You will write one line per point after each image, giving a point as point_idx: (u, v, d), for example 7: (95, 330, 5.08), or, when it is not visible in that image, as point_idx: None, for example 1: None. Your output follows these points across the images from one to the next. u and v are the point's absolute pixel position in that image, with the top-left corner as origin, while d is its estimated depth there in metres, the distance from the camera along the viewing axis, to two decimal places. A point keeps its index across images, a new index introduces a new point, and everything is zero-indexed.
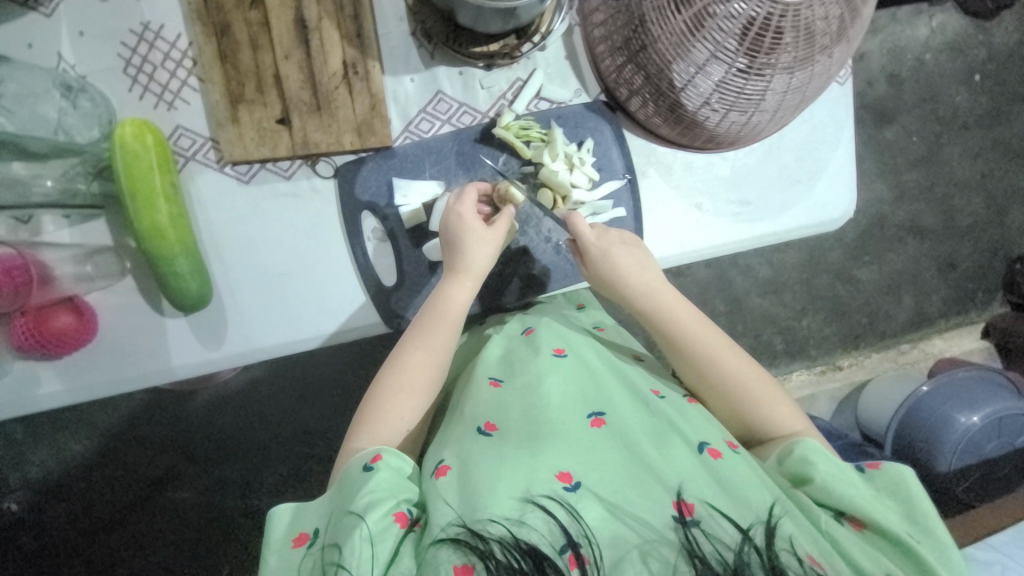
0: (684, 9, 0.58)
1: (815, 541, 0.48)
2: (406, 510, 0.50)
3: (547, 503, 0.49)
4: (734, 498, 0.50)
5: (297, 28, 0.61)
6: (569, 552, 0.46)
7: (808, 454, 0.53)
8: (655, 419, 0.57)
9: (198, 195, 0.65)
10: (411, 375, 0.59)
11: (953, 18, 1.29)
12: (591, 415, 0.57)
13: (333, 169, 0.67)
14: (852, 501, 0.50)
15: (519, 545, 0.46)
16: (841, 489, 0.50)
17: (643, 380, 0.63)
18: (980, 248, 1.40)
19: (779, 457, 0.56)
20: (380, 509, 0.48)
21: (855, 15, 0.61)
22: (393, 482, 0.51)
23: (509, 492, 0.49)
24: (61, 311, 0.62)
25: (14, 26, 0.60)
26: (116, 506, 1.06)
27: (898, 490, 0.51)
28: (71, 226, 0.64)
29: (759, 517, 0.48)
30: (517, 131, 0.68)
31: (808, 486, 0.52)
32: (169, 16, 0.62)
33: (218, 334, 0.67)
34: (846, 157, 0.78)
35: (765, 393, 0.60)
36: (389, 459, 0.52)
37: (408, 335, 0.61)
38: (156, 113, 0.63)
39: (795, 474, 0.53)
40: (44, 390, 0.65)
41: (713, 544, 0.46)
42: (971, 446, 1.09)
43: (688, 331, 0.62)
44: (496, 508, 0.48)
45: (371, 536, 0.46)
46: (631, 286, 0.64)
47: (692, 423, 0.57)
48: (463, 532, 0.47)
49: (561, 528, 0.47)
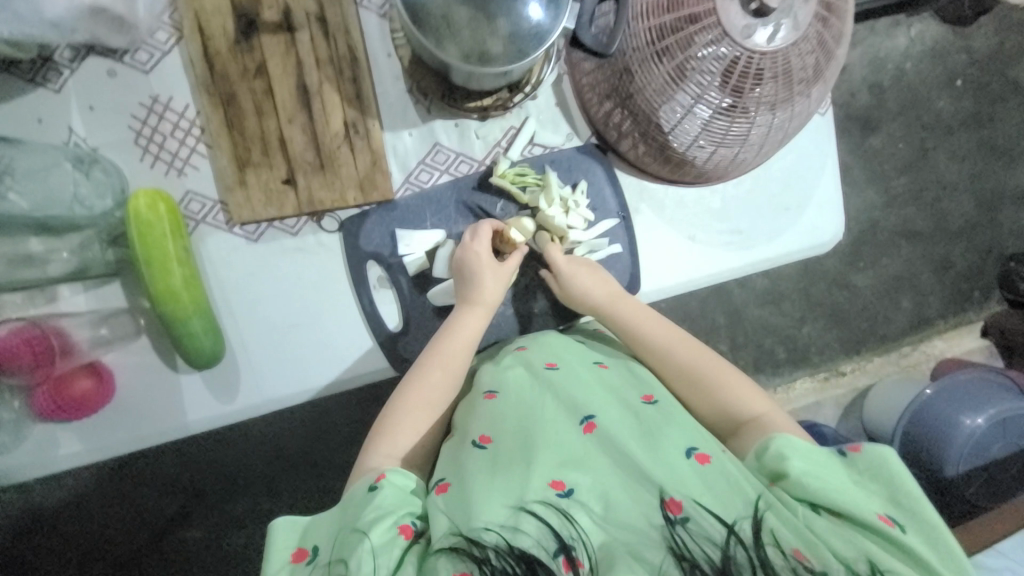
0: (666, 60, 0.61)
1: (797, 533, 0.47)
2: (411, 522, 0.51)
3: (540, 509, 0.49)
4: (722, 496, 0.50)
5: (299, 94, 0.65)
6: (563, 555, 0.47)
7: (783, 449, 0.52)
8: (644, 420, 0.57)
9: (208, 255, 0.67)
10: (421, 400, 0.61)
11: (931, 26, 1.33)
12: (583, 419, 0.57)
13: (338, 224, 0.70)
14: (831, 492, 0.50)
15: (513, 551, 0.47)
16: (817, 482, 0.50)
17: (633, 387, 0.62)
18: (973, 248, 1.42)
19: (756, 452, 0.55)
20: (385, 522, 0.50)
21: (829, 55, 0.64)
22: (396, 498, 0.52)
23: (502, 500, 0.50)
24: (80, 376, 0.64)
25: (26, 103, 0.63)
26: (125, 548, 1.06)
27: (881, 473, 0.51)
28: (87, 291, 0.65)
29: (746, 512, 0.48)
30: (513, 177, 0.71)
31: (784, 482, 0.51)
32: (176, 87, 0.65)
33: (231, 387, 0.69)
34: (832, 182, 0.80)
35: (731, 381, 0.63)
36: (393, 478, 0.54)
37: (418, 367, 0.63)
38: (166, 180, 0.66)
39: (773, 470, 0.53)
40: (64, 451, 0.66)
41: (698, 540, 0.47)
42: (977, 448, 1.11)
43: (648, 331, 0.67)
44: (490, 517, 0.49)
45: (375, 549, 0.48)
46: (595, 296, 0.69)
47: (683, 425, 0.56)
48: (461, 541, 0.47)
49: (553, 532, 0.48)
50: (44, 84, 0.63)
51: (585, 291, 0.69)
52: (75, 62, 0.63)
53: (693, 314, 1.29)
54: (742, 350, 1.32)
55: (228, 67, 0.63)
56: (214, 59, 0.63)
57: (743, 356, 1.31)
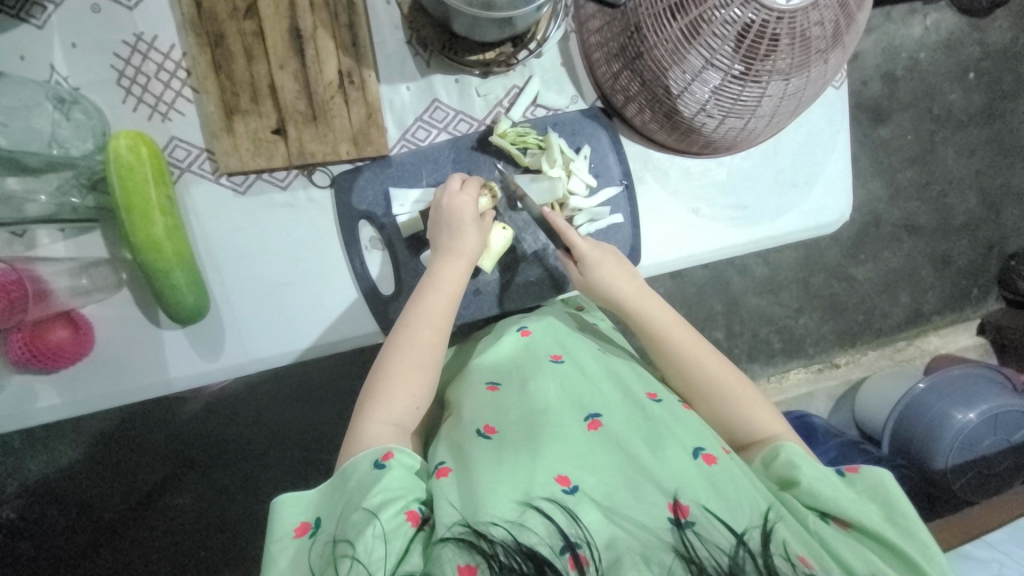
0: (679, 17, 0.58)
1: (805, 542, 0.49)
2: (418, 508, 0.50)
3: (546, 506, 0.49)
4: (730, 505, 0.50)
5: (291, 38, 0.61)
6: (569, 552, 0.46)
7: (793, 458, 0.55)
8: (651, 421, 0.57)
9: (194, 206, 0.64)
10: (415, 360, 0.58)
11: (948, 15, 1.29)
12: (587, 418, 0.57)
13: (329, 179, 0.67)
14: (837, 502, 0.52)
15: (521, 548, 0.45)
16: (826, 491, 0.53)
17: (638, 383, 0.63)
18: (975, 245, 1.40)
19: (764, 461, 0.58)
20: (394, 506, 0.48)
21: (849, 20, 0.61)
22: (405, 480, 0.51)
23: (510, 495, 0.49)
24: (57, 325, 0.62)
25: (1, 36, 0.59)
26: (112, 514, 1.06)
27: (879, 492, 0.53)
28: (66, 240, 0.63)
29: (755, 522, 0.50)
30: (513, 138, 0.68)
31: (795, 489, 0.54)
32: (162, 26, 0.62)
33: (215, 345, 0.67)
34: (841, 160, 0.78)
35: (742, 393, 0.62)
36: (401, 457, 0.52)
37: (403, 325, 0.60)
38: (151, 125, 0.63)
39: (783, 477, 0.55)
40: (42, 404, 0.64)
41: (707, 548, 0.46)
42: (969, 442, 1.11)
43: (669, 338, 0.64)
44: (497, 510, 0.48)
45: (385, 534, 0.46)
46: (622, 296, 0.65)
47: (688, 428, 0.57)
48: (468, 532, 0.46)
49: (559, 531, 0.47)
50: (22, 16, 0.59)
51: (608, 287, 0.65)
52: None
53: (690, 302, 1.27)
54: (738, 338, 1.31)
55: (216, 6, 0.60)
56: None
57: (738, 345, 1.30)
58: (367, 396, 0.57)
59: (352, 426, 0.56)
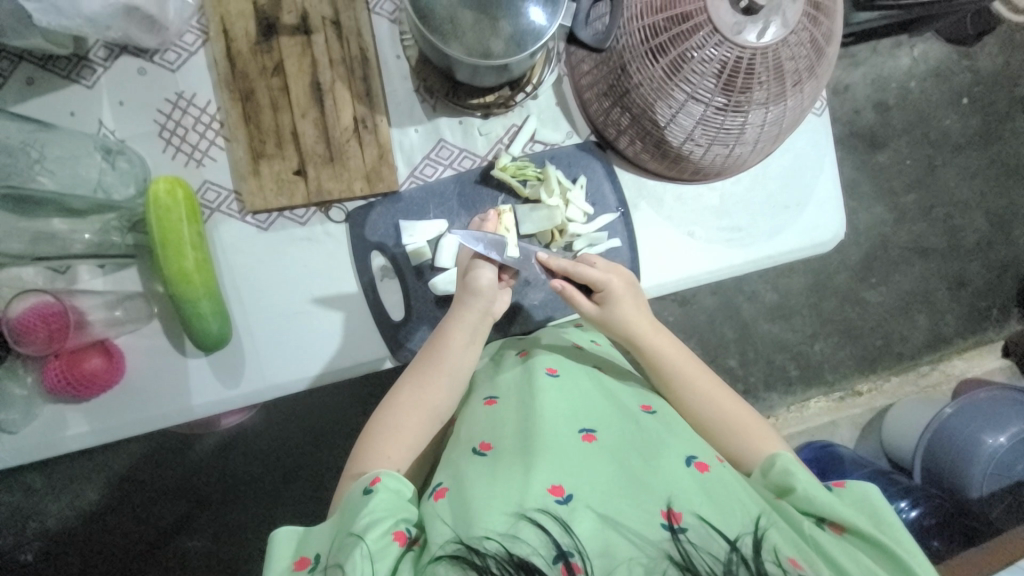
0: (661, 57, 0.64)
1: (796, 544, 0.50)
2: (406, 529, 0.51)
3: (538, 516, 0.49)
4: (723, 512, 0.50)
5: (312, 90, 0.69)
6: (561, 561, 0.47)
7: (788, 465, 0.56)
8: (644, 432, 0.58)
9: (222, 242, 0.70)
10: (413, 413, 0.61)
11: (934, 46, 1.35)
12: (583, 429, 0.57)
13: (344, 214, 0.72)
14: (832, 506, 0.53)
15: (512, 559, 0.46)
16: (823, 497, 0.53)
17: (631, 398, 0.64)
18: (988, 266, 1.40)
19: (762, 470, 0.58)
20: (380, 527, 0.49)
21: (820, 53, 0.66)
22: (391, 503, 0.52)
23: (501, 507, 0.49)
24: (92, 353, 0.66)
25: (61, 98, 0.68)
26: (126, 556, 1.07)
27: (867, 504, 0.54)
28: (105, 274, 0.69)
29: (748, 528, 0.50)
30: (513, 171, 0.73)
31: (791, 495, 0.54)
32: (200, 85, 0.70)
33: (235, 372, 0.70)
34: (831, 183, 0.81)
35: (730, 406, 0.64)
36: (388, 481, 0.53)
37: (403, 377, 0.63)
38: (186, 170, 0.70)
39: (779, 485, 0.56)
40: (72, 432, 0.68)
41: (701, 555, 0.47)
42: (1001, 468, 1.08)
43: (667, 359, 0.66)
44: (489, 524, 0.48)
45: (371, 554, 0.47)
46: (636, 325, 0.67)
47: (681, 438, 0.58)
48: (461, 549, 0.47)
49: (552, 541, 0.47)
50: (77, 80, 0.68)
51: (625, 318, 0.67)
52: (109, 60, 0.68)
53: (702, 330, 1.28)
54: (752, 365, 1.30)
55: (247, 66, 0.68)
56: (235, 58, 0.68)
57: (753, 372, 1.30)
58: (359, 446, 0.60)
59: (349, 464, 0.59)
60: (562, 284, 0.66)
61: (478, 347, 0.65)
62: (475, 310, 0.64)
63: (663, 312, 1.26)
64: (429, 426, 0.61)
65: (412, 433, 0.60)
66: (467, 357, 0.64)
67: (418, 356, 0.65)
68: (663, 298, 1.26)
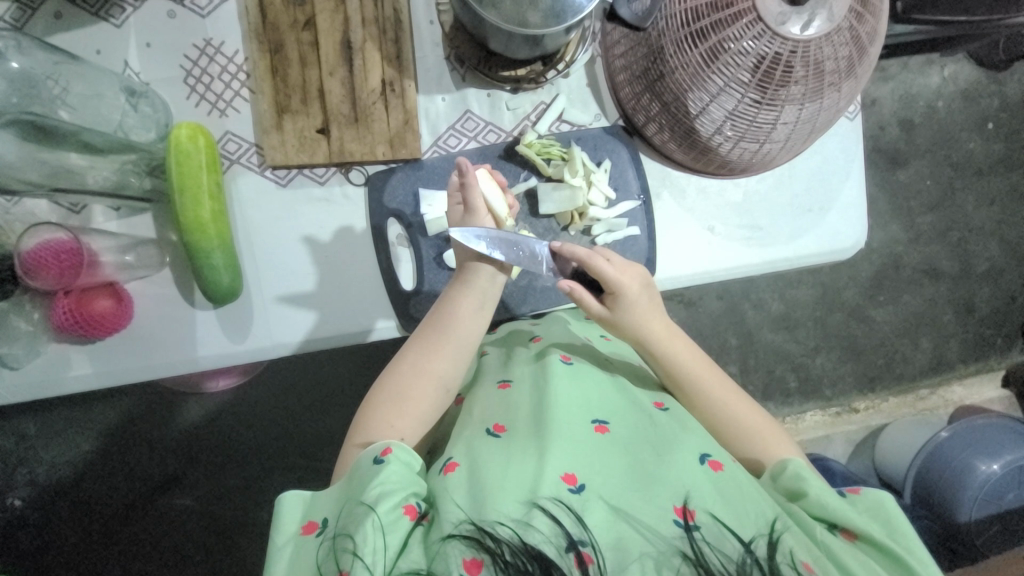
0: (699, 43, 0.62)
1: (810, 549, 0.49)
2: (415, 503, 0.50)
3: (552, 506, 0.48)
4: (737, 514, 0.50)
5: (342, 48, 0.67)
6: (573, 551, 0.46)
7: (800, 471, 0.56)
8: (657, 430, 0.57)
9: (239, 196, 0.69)
10: (421, 384, 0.60)
11: (966, 67, 1.33)
12: (595, 421, 0.57)
13: (364, 178, 0.72)
14: (844, 513, 0.53)
15: (526, 548, 0.45)
16: (834, 504, 0.53)
17: (644, 394, 0.63)
18: (998, 294, 1.38)
19: (772, 474, 0.58)
20: (391, 499, 0.49)
21: (862, 53, 0.64)
22: (403, 476, 0.51)
23: (515, 493, 0.49)
24: (101, 294, 0.66)
25: (87, 34, 0.67)
26: (115, 509, 1.07)
27: (880, 512, 0.54)
28: (120, 218, 0.69)
29: (762, 531, 0.50)
30: (539, 148, 0.72)
31: (803, 500, 0.54)
32: (230, 34, 0.68)
33: (243, 328, 0.70)
34: (856, 190, 0.80)
35: (744, 412, 0.63)
36: (399, 453, 0.52)
37: (410, 346, 0.62)
38: (208, 119, 0.69)
39: (791, 490, 0.56)
40: (74, 372, 0.68)
41: (715, 555, 0.47)
42: (993, 495, 1.08)
43: (686, 371, 0.64)
44: (502, 509, 0.48)
45: (383, 526, 0.47)
46: (651, 330, 0.64)
47: (694, 435, 0.57)
48: (473, 530, 0.46)
49: (564, 530, 0.47)
50: (105, 17, 0.67)
51: (637, 321, 0.64)
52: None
53: (704, 333, 1.27)
54: (752, 373, 1.29)
55: (279, 18, 0.67)
56: (267, 9, 0.66)
57: (752, 380, 1.29)
58: (366, 411, 0.59)
59: (354, 430, 0.58)
60: (571, 285, 0.63)
61: (488, 312, 0.64)
62: (484, 276, 0.63)
63: (667, 312, 1.26)
64: (435, 395, 0.60)
65: (416, 403, 0.59)
66: (474, 324, 0.63)
67: (424, 323, 0.64)
68: (668, 298, 1.25)
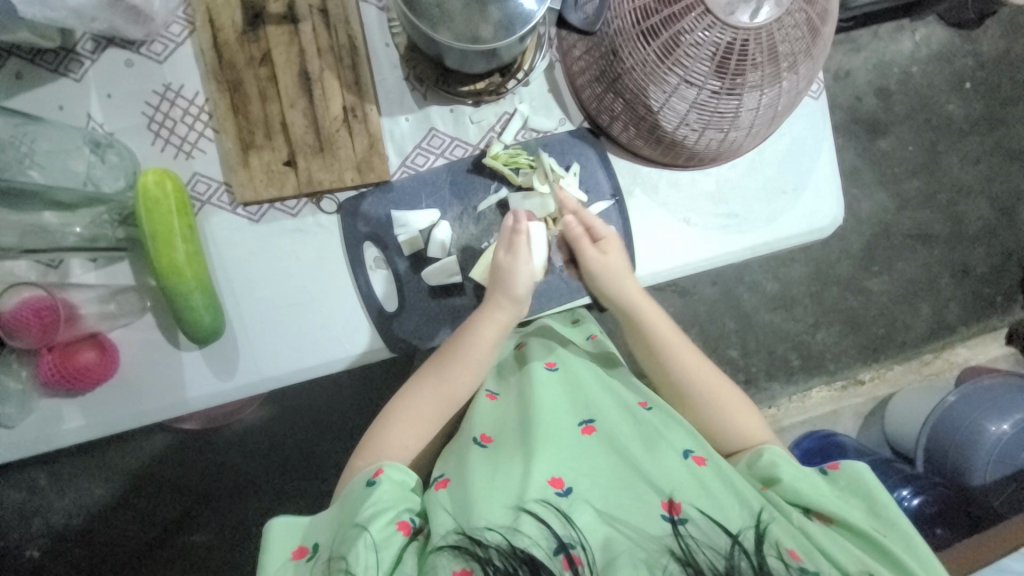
0: (652, 40, 0.62)
1: (796, 536, 0.50)
2: (409, 518, 0.51)
3: (539, 509, 0.48)
4: (721, 506, 0.51)
5: (301, 80, 0.68)
6: (562, 554, 0.46)
7: (775, 458, 0.56)
8: (644, 427, 0.57)
9: (213, 235, 0.70)
10: (430, 407, 0.61)
11: (937, 29, 1.33)
12: (581, 423, 0.57)
13: (336, 205, 0.72)
14: (819, 498, 0.53)
15: (516, 552, 0.45)
16: (807, 489, 0.53)
17: (631, 391, 0.62)
18: (993, 252, 1.38)
19: (748, 462, 0.58)
20: (385, 517, 0.49)
21: (816, 34, 0.65)
22: (395, 495, 0.52)
23: (502, 500, 0.49)
24: (86, 347, 0.66)
25: (47, 91, 0.67)
26: (131, 551, 1.08)
27: (860, 487, 0.54)
28: (98, 269, 0.69)
29: (748, 523, 0.50)
30: (505, 159, 0.72)
31: (777, 487, 0.54)
32: (189, 77, 0.69)
33: (230, 365, 0.70)
34: (829, 166, 0.80)
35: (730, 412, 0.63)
36: (390, 473, 0.53)
37: (427, 367, 0.63)
38: (176, 163, 0.69)
39: (765, 477, 0.56)
40: (69, 425, 0.68)
41: (702, 548, 0.47)
42: (1007, 456, 1.08)
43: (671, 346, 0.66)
44: (492, 516, 0.48)
45: (376, 544, 0.47)
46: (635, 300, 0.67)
47: (682, 429, 0.57)
48: (462, 539, 0.47)
49: (552, 532, 0.47)
50: (64, 73, 0.67)
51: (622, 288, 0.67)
52: (95, 52, 0.68)
53: (701, 321, 1.27)
54: (754, 356, 1.29)
55: (235, 56, 0.67)
56: (222, 49, 0.67)
57: (754, 363, 1.29)
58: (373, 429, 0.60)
59: (361, 446, 0.59)
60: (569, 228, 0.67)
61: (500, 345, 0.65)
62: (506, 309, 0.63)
63: (663, 302, 1.26)
64: (445, 414, 0.62)
65: (426, 425, 0.60)
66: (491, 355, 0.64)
67: (444, 346, 0.63)
68: (662, 289, 1.25)
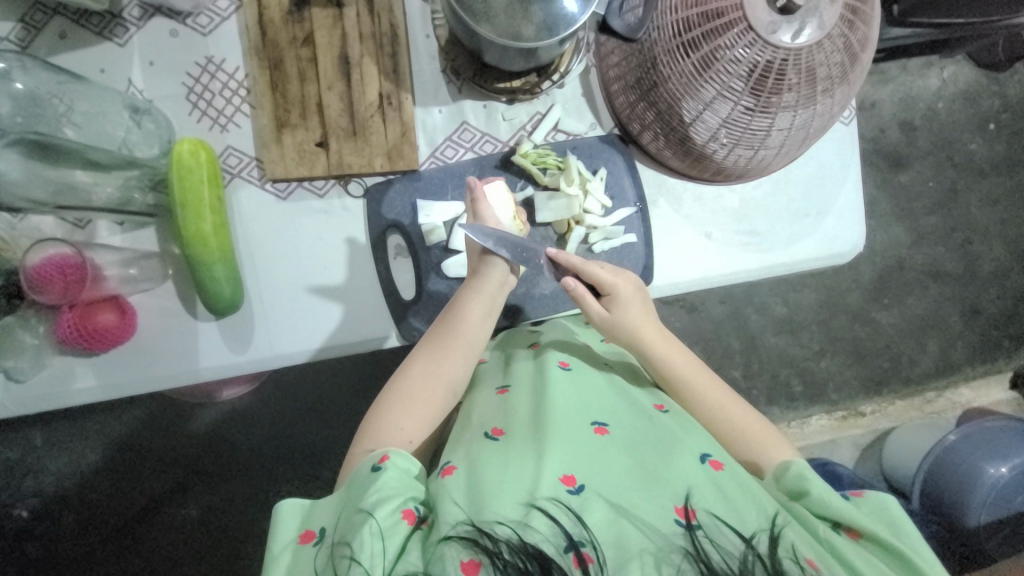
0: (691, 53, 0.63)
1: (812, 544, 0.50)
2: (413, 508, 0.51)
3: (550, 507, 0.48)
4: (737, 510, 0.51)
5: (340, 64, 0.69)
6: (573, 551, 0.46)
7: (804, 471, 0.56)
8: (657, 431, 0.57)
9: (240, 210, 0.70)
10: (420, 386, 0.60)
11: (965, 68, 1.33)
12: (595, 423, 0.57)
13: (363, 190, 0.73)
14: (848, 513, 0.52)
15: (526, 548, 0.45)
16: (837, 504, 0.53)
17: (645, 396, 0.63)
18: (1004, 295, 1.37)
19: (775, 474, 0.58)
20: (389, 505, 0.49)
21: (855, 60, 0.65)
22: (400, 482, 0.52)
23: (513, 496, 0.49)
24: (107, 308, 0.67)
25: (90, 53, 0.68)
26: (120, 518, 1.08)
27: (886, 514, 0.54)
28: (124, 232, 0.70)
29: (764, 525, 0.50)
30: (534, 158, 0.73)
31: (805, 499, 0.54)
32: (230, 52, 0.70)
33: (244, 339, 0.71)
34: (853, 193, 0.80)
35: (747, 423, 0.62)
36: (396, 460, 0.53)
37: (417, 350, 0.63)
38: (210, 134, 0.70)
39: (793, 489, 0.56)
40: (79, 385, 0.69)
41: (718, 553, 0.47)
42: (1002, 499, 1.07)
43: (688, 378, 0.64)
44: (503, 509, 0.48)
45: (382, 531, 0.47)
46: (646, 335, 0.64)
47: (695, 435, 0.58)
48: (471, 531, 0.46)
49: (563, 530, 0.47)
50: (109, 37, 0.68)
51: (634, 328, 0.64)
52: (141, 19, 0.69)
53: (706, 339, 1.27)
54: (756, 378, 1.29)
55: (278, 35, 0.68)
56: (267, 27, 0.68)
57: (756, 385, 1.28)
58: (370, 417, 0.60)
59: (361, 435, 0.59)
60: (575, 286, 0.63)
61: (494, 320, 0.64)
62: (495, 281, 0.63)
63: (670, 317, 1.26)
64: (439, 394, 0.61)
65: (422, 408, 0.60)
66: (483, 331, 0.63)
67: (433, 329, 0.64)
68: (671, 303, 1.24)
